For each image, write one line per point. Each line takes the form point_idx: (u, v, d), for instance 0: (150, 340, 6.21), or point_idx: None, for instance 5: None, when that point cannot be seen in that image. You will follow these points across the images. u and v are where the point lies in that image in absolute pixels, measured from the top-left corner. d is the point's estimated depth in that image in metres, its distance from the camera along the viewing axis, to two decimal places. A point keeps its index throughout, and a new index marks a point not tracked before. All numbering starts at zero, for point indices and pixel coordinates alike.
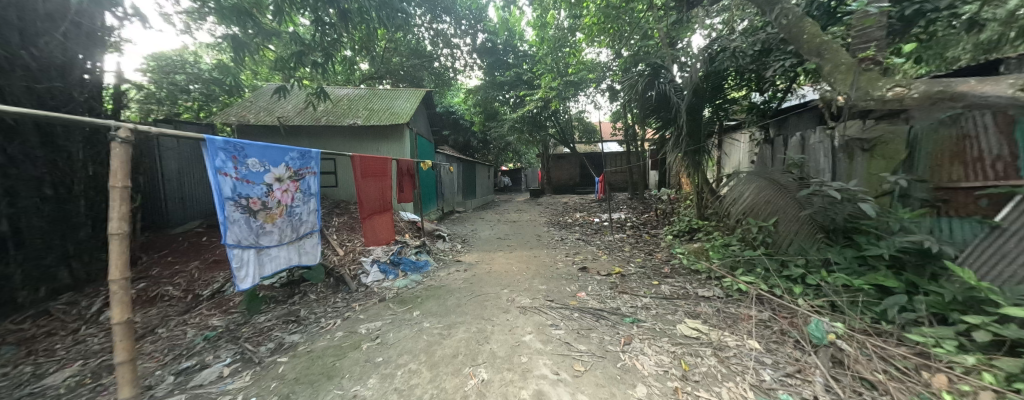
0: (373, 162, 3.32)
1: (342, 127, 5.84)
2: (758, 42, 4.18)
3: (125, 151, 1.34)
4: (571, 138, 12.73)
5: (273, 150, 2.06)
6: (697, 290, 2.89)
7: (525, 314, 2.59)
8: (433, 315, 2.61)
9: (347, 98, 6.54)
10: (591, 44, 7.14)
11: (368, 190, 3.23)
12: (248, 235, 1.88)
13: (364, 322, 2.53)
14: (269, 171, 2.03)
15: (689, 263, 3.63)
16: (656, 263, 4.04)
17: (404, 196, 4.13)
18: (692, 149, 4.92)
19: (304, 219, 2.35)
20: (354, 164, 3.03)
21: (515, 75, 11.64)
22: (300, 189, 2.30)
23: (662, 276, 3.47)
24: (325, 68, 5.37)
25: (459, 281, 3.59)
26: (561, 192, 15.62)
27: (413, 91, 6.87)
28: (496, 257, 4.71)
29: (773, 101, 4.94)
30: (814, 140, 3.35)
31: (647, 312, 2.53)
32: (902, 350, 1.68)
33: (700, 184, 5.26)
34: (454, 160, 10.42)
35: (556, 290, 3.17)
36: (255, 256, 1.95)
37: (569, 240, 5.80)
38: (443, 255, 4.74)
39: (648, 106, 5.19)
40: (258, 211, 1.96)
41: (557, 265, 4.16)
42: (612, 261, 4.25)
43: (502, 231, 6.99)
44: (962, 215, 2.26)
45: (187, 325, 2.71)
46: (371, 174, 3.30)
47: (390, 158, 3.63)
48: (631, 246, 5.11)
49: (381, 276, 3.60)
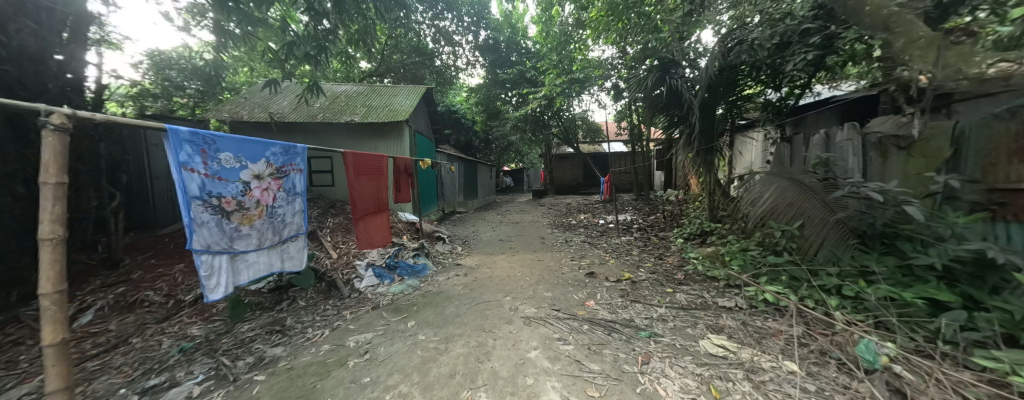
0: (367, 160, 3.11)
1: (339, 124, 5.64)
2: (776, 35, 3.92)
3: (61, 142, 1.13)
4: (575, 138, 12.49)
5: (253, 144, 1.85)
6: (717, 300, 2.65)
7: (529, 326, 2.36)
8: (429, 327, 2.39)
9: (345, 95, 6.35)
10: (597, 40, 6.92)
11: (361, 189, 3.00)
12: (220, 239, 1.67)
13: (354, 334, 2.32)
14: (245, 167, 1.82)
15: (705, 269, 3.39)
16: (668, 268, 3.80)
17: (401, 196, 3.91)
18: (704, 148, 4.69)
19: (288, 221, 2.13)
20: (347, 162, 2.81)
21: (517, 73, 11.42)
22: (283, 187, 2.09)
23: (675, 283, 3.24)
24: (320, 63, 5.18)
25: (459, 286, 3.37)
26: (564, 192, 15.38)
27: (413, 88, 6.67)
28: (498, 260, 4.48)
29: (790, 98, 4.69)
30: (841, 138, 3.10)
31: (664, 325, 2.30)
32: (972, 377, 1.45)
33: (712, 185, 5.02)
34: (456, 160, 10.22)
35: (563, 298, 2.94)
36: (229, 263, 1.74)
37: (574, 243, 5.56)
38: (442, 258, 4.52)
39: (657, 104, 4.96)
40: (233, 212, 1.75)
41: (562, 270, 3.93)
42: (621, 266, 4.01)
43: (504, 232, 6.76)
44: (1021, 220, 1.99)
45: (164, 335, 2.50)
46: (365, 172, 3.08)
47: (386, 156, 3.42)
48: (639, 249, 4.87)
49: (376, 280, 3.39)
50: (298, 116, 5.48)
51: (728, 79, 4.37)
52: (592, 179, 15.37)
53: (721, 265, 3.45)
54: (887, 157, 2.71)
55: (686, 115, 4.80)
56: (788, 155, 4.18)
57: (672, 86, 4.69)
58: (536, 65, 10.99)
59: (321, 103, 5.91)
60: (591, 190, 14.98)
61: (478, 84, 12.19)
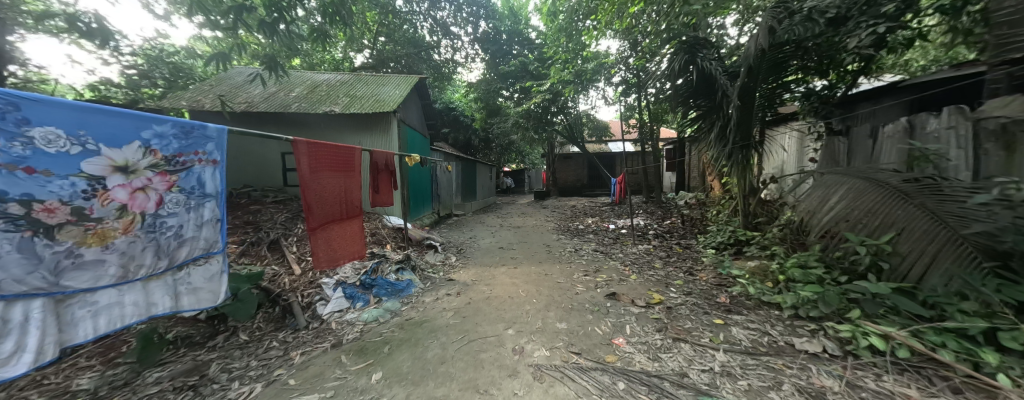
0: (332, 150, 2.43)
1: (318, 116, 4.97)
2: (836, 6, 3.29)
3: None
4: (579, 136, 11.83)
5: (111, 118, 1.16)
6: (795, 341, 1.97)
7: (539, 382, 1.68)
8: (399, 385, 1.69)
9: (327, 83, 5.69)
10: (608, 26, 6.28)
11: (320, 188, 2.31)
12: (27, 275, 0.99)
13: (292, 397, 1.62)
14: (97, 154, 1.13)
15: (755, 291, 2.73)
16: (705, 288, 3.11)
17: (381, 198, 3.22)
18: (739, 145, 4.05)
19: (189, 236, 1.45)
20: (300, 151, 2.13)
21: (520, 65, 10.68)
22: (179, 186, 1.41)
23: (722, 310, 2.57)
24: (272, 29, 4.45)
25: (449, 313, 2.66)
26: (567, 194, 14.72)
27: (404, 78, 6.01)
28: (499, 275, 3.78)
29: (839, 84, 4.02)
30: (938, 126, 2.48)
31: (735, 385, 1.61)
32: None
33: (744, 187, 4.35)
34: (454, 159, 9.61)
35: (581, 333, 2.26)
36: (48, 312, 1.05)
37: (585, 252, 4.87)
38: (432, 272, 3.83)
39: (682, 93, 4.26)
40: (63, 227, 1.06)
41: (575, 288, 3.24)
42: (647, 284, 3.33)
43: (505, 238, 6.06)
44: None
45: (36, 390, 1.80)
46: (329, 167, 2.41)
47: (360, 148, 2.75)
48: (662, 262, 4.19)
49: (345, 304, 2.72)
50: (269, 106, 4.81)
51: (771, 61, 3.67)
52: (598, 179, 14.63)
53: (776, 287, 2.77)
54: (1016, 148, 2.06)
55: (719, 104, 4.10)
56: (844, 151, 3.55)
57: (704, 70, 4.00)
58: (540, 57, 10.28)
59: (298, 92, 5.24)
60: (596, 191, 14.29)
61: (477, 79, 11.51)
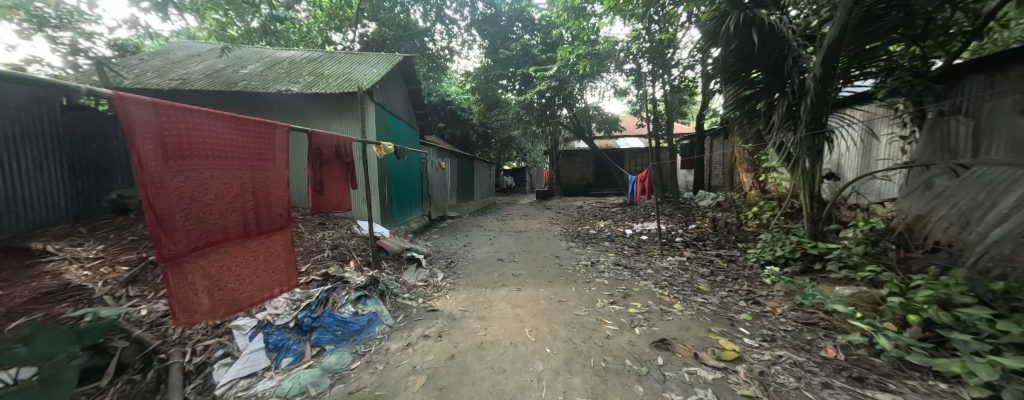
0: (221, 124, 1.48)
1: (272, 97, 4.04)
2: None
3: None
4: (586, 131, 10.87)
5: None
6: None
7: None
8: None
9: (290, 60, 4.75)
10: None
11: (197, 188, 1.37)
12: None
13: None
14: None
15: (890, 343, 1.77)
16: (792, 331, 2.16)
17: (325, 201, 2.29)
18: (810, 130, 3.09)
19: None
20: (144, 122, 1.17)
21: (522, 48, 9.52)
22: None
23: (848, 380, 1.62)
24: None
25: (419, 380, 1.72)
26: (573, 194, 13.81)
27: (384, 56, 5.08)
28: (497, 302, 2.84)
29: (939, 52, 3.09)
30: None
31: None
32: None
33: (806, 185, 3.41)
34: (447, 155, 8.68)
35: None
36: None
37: (604, 266, 3.93)
38: (409, 298, 2.88)
39: (732, 63, 3.28)
40: None
41: (603, 328, 2.31)
42: (700, 320, 2.41)
43: (506, 246, 5.10)
44: None
45: None
46: (217, 150, 1.46)
47: (285, 125, 1.82)
48: (706, 281, 3.25)
49: (257, 365, 1.78)
50: (211, 84, 3.88)
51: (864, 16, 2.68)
52: (605, 178, 13.70)
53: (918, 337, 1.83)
54: None
55: (785, 76, 3.17)
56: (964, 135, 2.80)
57: (770, 31, 3.07)
58: (543, 41, 9.30)
59: (251, 70, 4.34)
60: (602, 191, 13.38)
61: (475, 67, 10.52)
